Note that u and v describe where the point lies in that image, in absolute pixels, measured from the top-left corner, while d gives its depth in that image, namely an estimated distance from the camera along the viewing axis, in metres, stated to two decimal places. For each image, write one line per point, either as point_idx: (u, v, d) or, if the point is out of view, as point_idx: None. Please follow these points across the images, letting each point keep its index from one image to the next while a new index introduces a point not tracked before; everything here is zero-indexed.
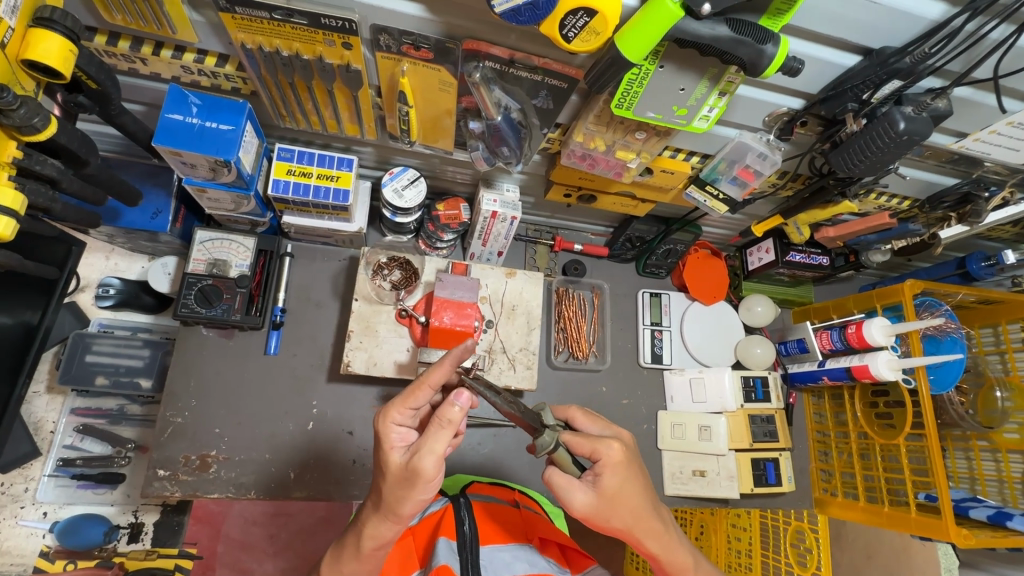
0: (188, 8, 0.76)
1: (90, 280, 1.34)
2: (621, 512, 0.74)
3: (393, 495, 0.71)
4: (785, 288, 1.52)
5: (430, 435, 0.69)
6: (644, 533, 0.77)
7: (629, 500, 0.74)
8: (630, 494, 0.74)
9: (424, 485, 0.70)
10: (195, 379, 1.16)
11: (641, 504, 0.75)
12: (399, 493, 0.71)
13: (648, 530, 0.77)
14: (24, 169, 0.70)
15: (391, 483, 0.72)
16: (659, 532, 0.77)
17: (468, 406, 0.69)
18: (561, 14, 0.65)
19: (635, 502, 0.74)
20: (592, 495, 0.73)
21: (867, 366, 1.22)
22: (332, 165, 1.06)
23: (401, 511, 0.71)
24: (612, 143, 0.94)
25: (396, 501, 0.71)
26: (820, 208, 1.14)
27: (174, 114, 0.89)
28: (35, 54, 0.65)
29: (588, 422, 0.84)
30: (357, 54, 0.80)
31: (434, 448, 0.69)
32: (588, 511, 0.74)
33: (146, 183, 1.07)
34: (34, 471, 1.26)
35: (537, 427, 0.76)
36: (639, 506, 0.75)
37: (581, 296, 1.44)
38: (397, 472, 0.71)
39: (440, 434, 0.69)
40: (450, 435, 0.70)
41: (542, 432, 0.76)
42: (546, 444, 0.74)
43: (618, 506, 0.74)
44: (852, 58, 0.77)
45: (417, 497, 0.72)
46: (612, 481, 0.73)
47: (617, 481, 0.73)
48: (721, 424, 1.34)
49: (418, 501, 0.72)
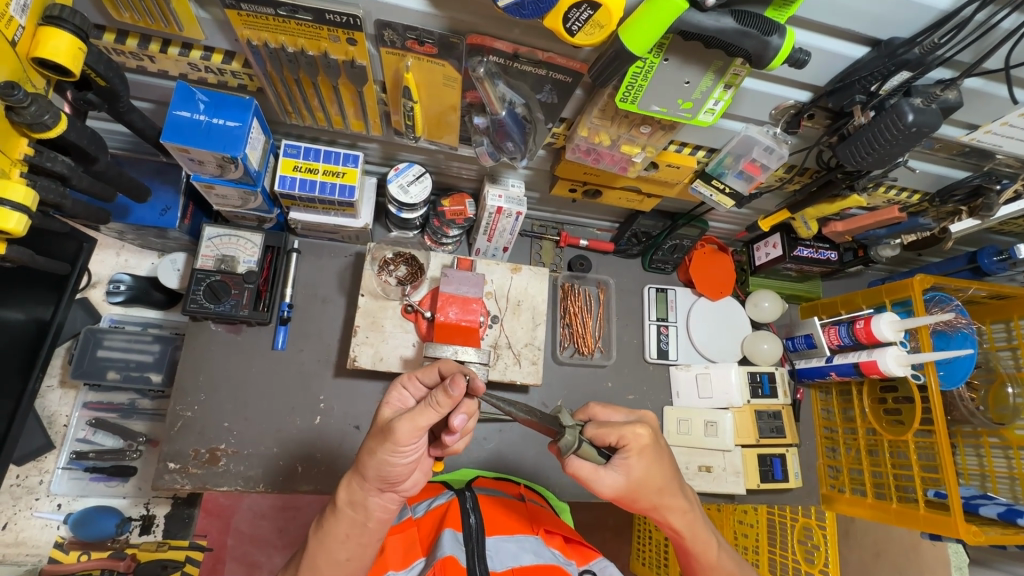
0: (194, 5, 0.76)
1: (101, 277, 1.35)
2: (649, 492, 0.77)
3: (368, 447, 0.74)
4: (791, 283, 1.52)
5: (420, 407, 0.70)
6: (670, 509, 0.80)
7: (655, 481, 0.76)
8: (658, 475, 0.76)
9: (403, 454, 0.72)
10: (204, 374, 1.18)
11: (668, 483, 0.78)
12: (372, 446, 0.73)
13: (674, 505, 0.80)
14: (36, 165, 0.71)
15: (373, 436, 0.75)
16: (686, 511, 0.81)
17: (459, 390, 0.69)
18: (565, 8, 0.65)
19: (662, 484, 0.77)
20: (622, 480, 0.75)
21: (875, 362, 1.22)
22: (338, 162, 1.07)
23: (367, 463, 0.73)
24: (617, 137, 0.93)
25: (368, 454, 0.73)
26: (828, 203, 1.13)
27: (182, 112, 0.90)
28: (45, 52, 0.66)
29: (611, 412, 0.86)
30: (362, 49, 0.80)
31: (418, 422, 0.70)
32: (618, 493, 0.76)
33: (155, 180, 1.08)
34: (48, 464, 1.27)
35: (557, 428, 0.75)
36: (666, 485, 0.77)
37: (586, 292, 1.44)
38: (381, 428, 0.74)
39: (428, 409, 0.70)
40: (434, 414, 0.70)
41: (562, 432, 0.75)
42: (569, 443, 0.74)
43: (644, 488, 0.76)
44: (860, 50, 0.76)
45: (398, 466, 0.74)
46: (641, 465, 0.75)
47: (643, 466, 0.75)
48: (727, 420, 1.33)
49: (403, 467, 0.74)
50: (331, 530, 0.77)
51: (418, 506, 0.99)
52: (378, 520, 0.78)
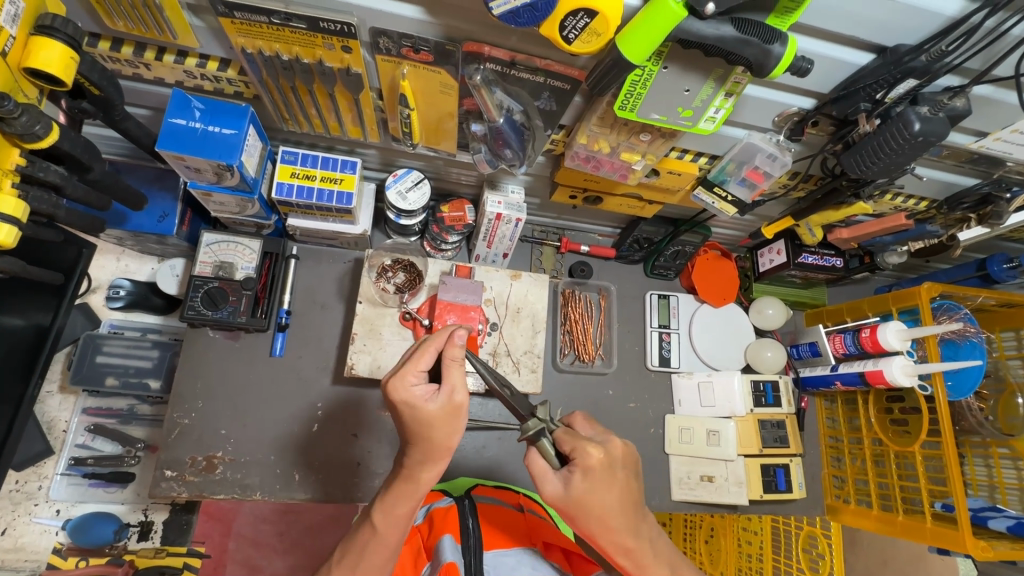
0: (187, 13, 0.75)
1: (101, 282, 1.35)
2: (589, 517, 0.73)
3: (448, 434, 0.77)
4: (796, 290, 1.50)
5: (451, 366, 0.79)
6: (610, 541, 0.75)
7: (598, 507, 0.72)
8: (601, 501, 0.72)
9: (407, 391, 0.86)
10: (202, 381, 1.17)
11: (613, 515, 0.73)
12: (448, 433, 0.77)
13: (614, 539, 0.74)
14: (28, 176, 0.70)
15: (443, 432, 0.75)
16: (630, 548, 0.74)
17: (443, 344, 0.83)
18: (562, 16, 0.64)
19: (605, 512, 0.72)
20: (561, 491, 0.73)
21: (881, 371, 1.20)
22: (335, 168, 1.07)
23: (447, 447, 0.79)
24: (616, 145, 0.91)
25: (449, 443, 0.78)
26: (832, 210, 1.11)
27: (178, 119, 0.89)
28: (36, 62, 0.65)
29: (587, 426, 0.83)
30: (357, 57, 0.79)
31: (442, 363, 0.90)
32: (557, 503, 0.74)
33: (153, 187, 1.08)
34: (47, 469, 1.26)
35: (525, 412, 0.79)
36: (608, 516, 0.73)
37: (587, 298, 1.42)
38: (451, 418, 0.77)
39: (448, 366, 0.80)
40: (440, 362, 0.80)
41: (529, 418, 0.79)
42: (529, 430, 0.77)
43: (585, 510, 0.73)
44: (865, 57, 0.74)
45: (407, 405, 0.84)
46: (581, 486, 0.72)
47: (586, 487, 0.72)
48: (729, 429, 1.31)
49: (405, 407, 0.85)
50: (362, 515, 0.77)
51: (417, 512, 0.98)
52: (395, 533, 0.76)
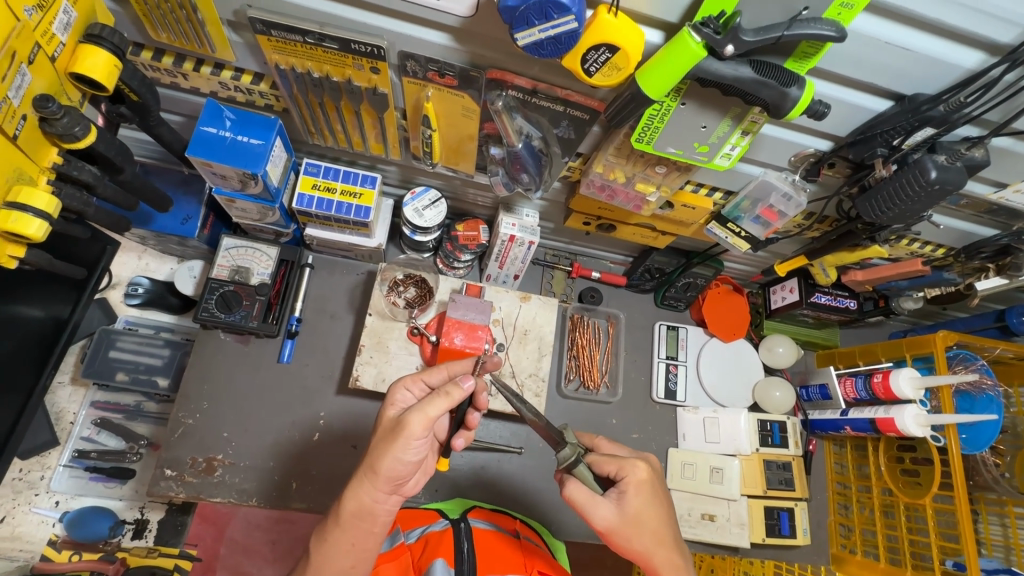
0: (227, 29, 0.79)
1: (121, 279, 1.38)
2: (643, 533, 0.77)
3: (383, 446, 0.78)
4: (807, 329, 1.48)
5: (428, 399, 0.76)
6: (662, 562, 0.78)
7: (650, 523, 0.77)
8: (652, 515, 0.77)
9: (402, 381, 0.86)
10: (209, 383, 1.18)
11: (665, 530, 0.78)
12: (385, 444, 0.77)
13: (667, 557, 0.78)
14: (63, 174, 0.73)
15: (385, 435, 0.79)
16: (680, 566, 0.79)
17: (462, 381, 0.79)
18: (584, 49, 0.66)
19: (658, 525, 0.77)
20: (616, 512, 0.76)
21: (893, 419, 1.18)
22: (355, 183, 1.10)
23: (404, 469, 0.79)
24: (631, 176, 0.92)
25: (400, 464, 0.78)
26: (847, 251, 1.11)
27: (209, 127, 0.92)
28: (82, 68, 0.69)
29: (614, 448, 0.89)
30: (384, 78, 0.82)
31: (445, 367, 0.90)
32: (610, 528, 0.77)
33: (179, 191, 1.11)
34: (51, 460, 1.27)
35: (559, 441, 0.81)
36: (661, 530, 0.78)
37: (596, 324, 1.42)
38: (392, 427, 0.79)
39: (438, 400, 0.76)
40: (443, 405, 0.76)
41: (563, 446, 0.81)
42: (566, 457, 0.80)
43: (639, 526, 0.77)
44: (883, 104, 0.75)
45: (394, 392, 0.85)
46: (637, 500, 0.77)
47: (639, 501, 0.77)
48: (733, 467, 1.29)
49: (393, 391, 0.86)
50: (336, 540, 0.78)
51: (411, 533, 0.97)
52: (382, 525, 0.80)
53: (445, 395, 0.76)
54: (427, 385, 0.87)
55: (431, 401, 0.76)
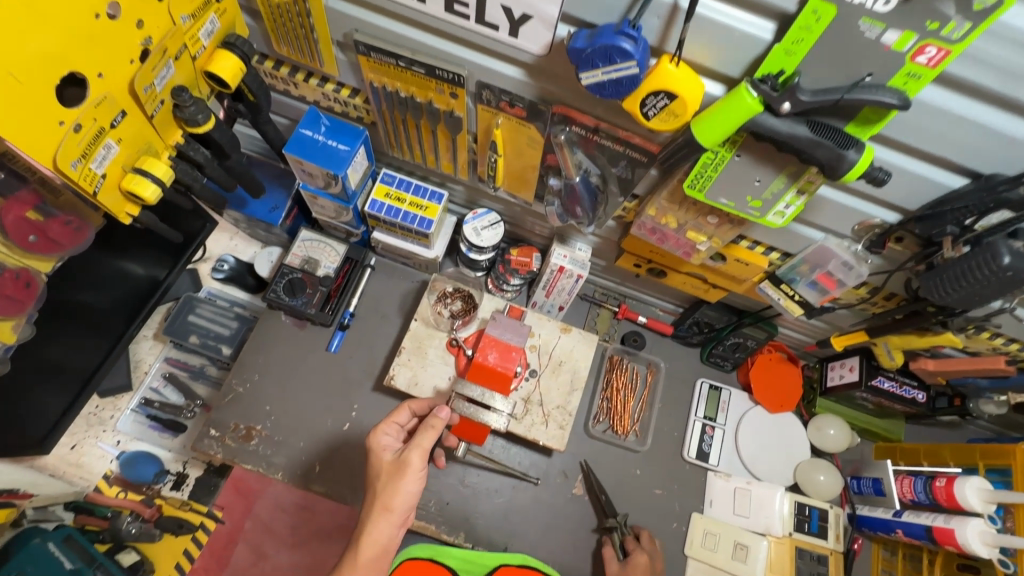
0: (336, 48, 0.90)
1: (212, 253, 1.54)
2: None
3: (387, 486, 0.91)
4: (866, 416, 1.37)
5: (422, 434, 0.92)
6: None
7: None
8: None
9: (381, 427, 0.97)
10: (263, 357, 1.29)
11: None
12: (390, 482, 0.91)
13: None
14: (181, 152, 0.86)
15: (386, 478, 0.92)
16: None
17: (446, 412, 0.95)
18: (643, 94, 0.69)
19: None
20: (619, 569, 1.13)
21: (952, 530, 1.05)
22: (423, 196, 1.19)
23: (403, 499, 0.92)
24: (683, 222, 0.93)
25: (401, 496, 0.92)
26: (916, 334, 1.03)
27: (306, 130, 1.05)
28: (215, 68, 0.82)
29: (650, 542, 1.18)
30: (461, 103, 0.90)
31: (407, 407, 1.04)
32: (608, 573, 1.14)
33: (273, 183, 1.26)
34: (123, 402, 1.42)
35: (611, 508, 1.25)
36: None
37: (635, 369, 1.39)
38: (391, 468, 0.92)
39: (431, 434, 0.92)
40: (434, 435, 0.93)
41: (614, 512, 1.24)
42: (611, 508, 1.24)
43: None
44: (957, 180, 0.71)
45: (377, 438, 0.96)
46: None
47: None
48: (761, 548, 1.20)
49: (374, 437, 0.96)
50: None
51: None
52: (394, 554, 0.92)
53: (434, 427, 0.93)
54: (401, 425, 1.01)
55: (424, 436, 0.92)
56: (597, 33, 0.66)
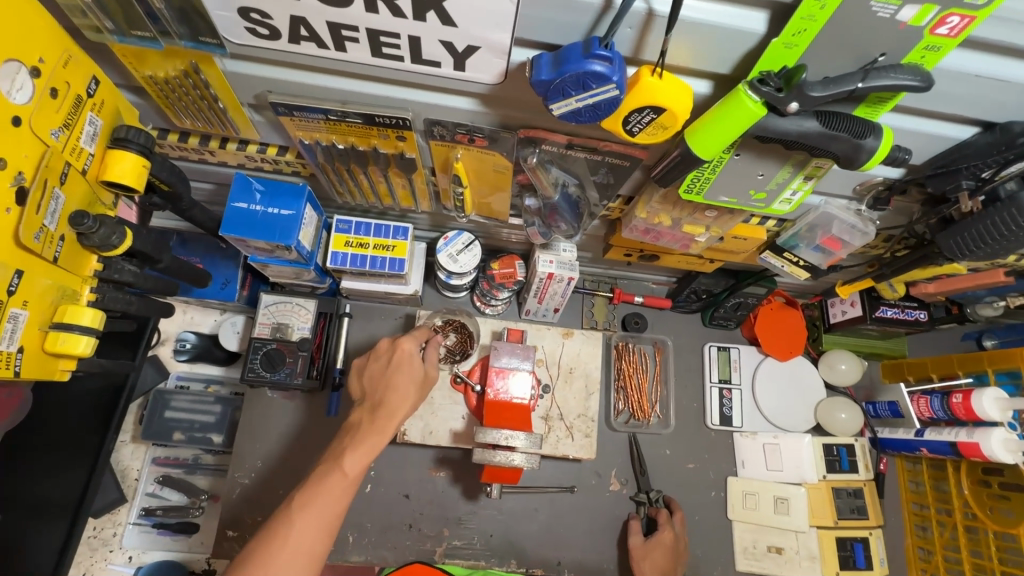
0: (249, 110, 0.76)
1: (169, 334, 1.40)
2: (645, 560, 1.12)
3: (415, 384, 0.92)
4: (873, 341, 1.38)
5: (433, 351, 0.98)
6: (651, 564, 1.12)
7: (651, 564, 1.11)
8: (655, 561, 1.12)
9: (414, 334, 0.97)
10: (261, 441, 1.20)
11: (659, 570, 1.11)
12: (419, 387, 0.93)
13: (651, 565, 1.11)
14: (104, 278, 0.73)
15: (416, 376, 0.92)
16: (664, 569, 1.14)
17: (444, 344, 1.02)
18: (626, 112, 0.60)
19: (655, 564, 1.11)
20: (639, 540, 1.15)
21: (977, 444, 1.08)
22: (388, 236, 1.08)
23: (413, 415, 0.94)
24: (678, 219, 0.86)
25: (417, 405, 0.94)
26: (919, 270, 1.01)
27: (239, 202, 0.91)
28: (113, 175, 0.67)
29: (679, 521, 1.19)
30: (411, 144, 0.78)
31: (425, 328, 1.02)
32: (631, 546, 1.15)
33: (216, 256, 1.12)
34: (122, 517, 1.31)
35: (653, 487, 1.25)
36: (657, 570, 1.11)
37: (641, 350, 1.37)
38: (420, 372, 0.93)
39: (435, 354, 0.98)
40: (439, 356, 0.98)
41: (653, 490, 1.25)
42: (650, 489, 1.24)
43: (647, 556, 1.12)
44: (970, 132, 0.65)
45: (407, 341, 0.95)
46: (651, 553, 1.13)
47: (654, 554, 1.13)
48: (800, 497, 1.23)
49: (408, 341, 0.95)
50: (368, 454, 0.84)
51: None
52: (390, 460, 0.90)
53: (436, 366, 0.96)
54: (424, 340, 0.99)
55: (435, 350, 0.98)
56: (562, 58, 0.55)
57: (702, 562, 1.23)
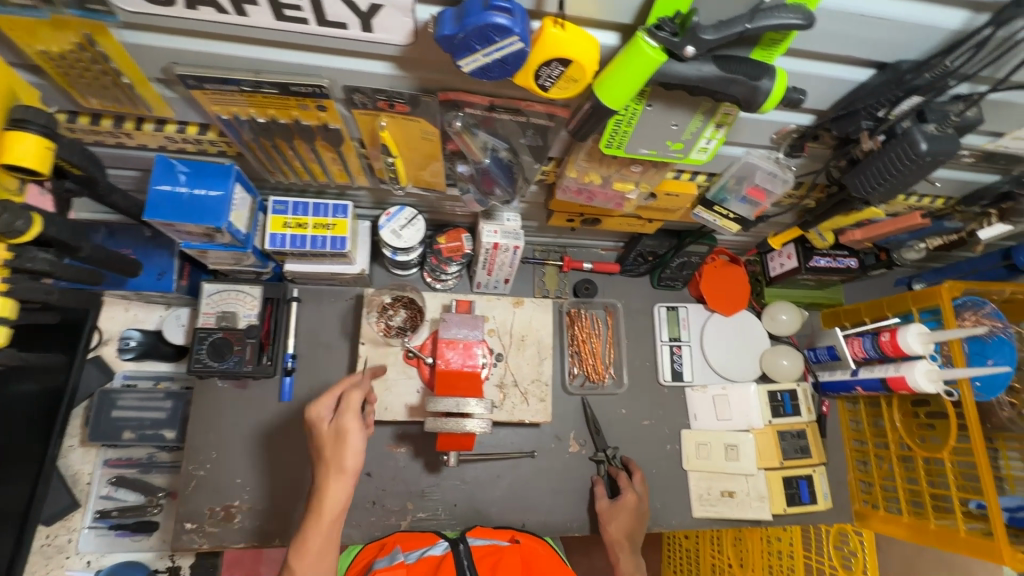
0: (158, 87, 0.74)
1: (112, 333, 1.35)
2: (612, 522, 1.18)
3: (339, 442, 0.88)
4: (810, 291, 1.44)
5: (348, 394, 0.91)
6: (616, 527, 1.17)
7: (617, 526, 1.17)
8: (620, 525, 1.17)
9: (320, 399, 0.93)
10: (214, 432, 1.18)
11: (625, 531, 1.17)
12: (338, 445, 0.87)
13: (617, 526, 1.17)
14: (17, 267, 0.70)
15: (333, 439, 0.88)
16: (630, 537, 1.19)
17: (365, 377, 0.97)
18: (535, 66, 0.61)
19: (620, 527, 1.17)
20: (605, 504, 1.20)
21: (903, 377, 1.16)
22: (327, 214, 1.06)
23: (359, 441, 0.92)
24: (608, 176, 0.88)
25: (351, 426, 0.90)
26: (843, 216, 1.06)
27: (162, 185, 0.88)
28: (13, 157, 0.65)
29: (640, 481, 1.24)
30: (332, 114, 0.78)
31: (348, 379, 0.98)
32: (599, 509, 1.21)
33: (150, 246, 1.09)
34: (76, 522, 1.28)
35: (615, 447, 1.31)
36: (622, 533, 1.17)
37: (593, 316, 1.40)
38: (333, 435, 0.88)
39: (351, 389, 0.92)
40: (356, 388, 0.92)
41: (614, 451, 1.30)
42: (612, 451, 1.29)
43: (613, 519, 1.18)
44: (865, 73, 0.69)
45: (317, 411, 0.91)
46: (615, 515, 1.18)
47: (618, 517, 1.18)
48: (748, 442, 1.30)
49: (315, 407, 0.91)
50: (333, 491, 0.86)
51: (410, 553, 1.01)
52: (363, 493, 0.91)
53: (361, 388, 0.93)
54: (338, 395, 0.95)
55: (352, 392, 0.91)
56: (464, 12, 0.56)
57: (659, 511, 1.29)
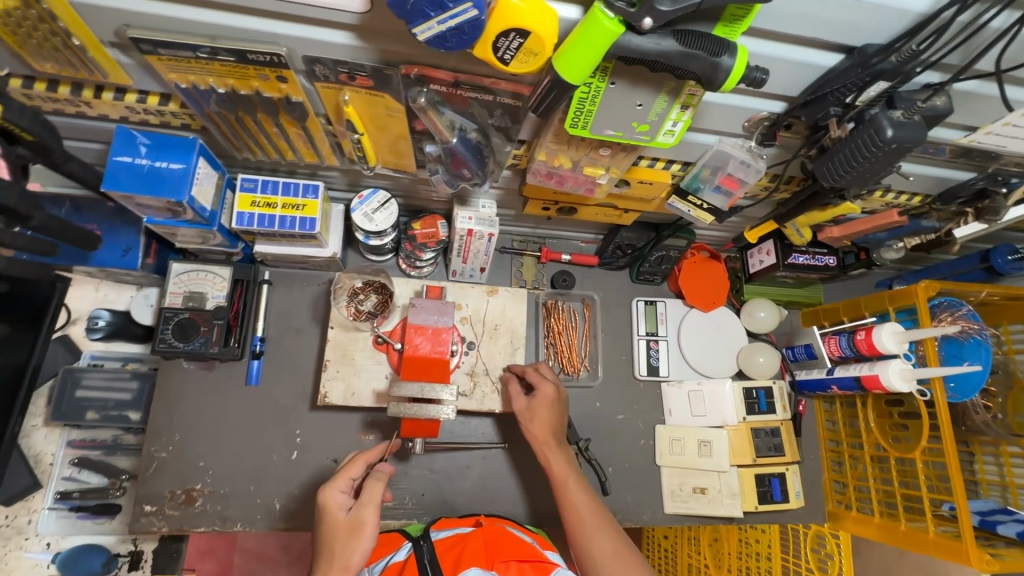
0: (113, 50, 0.72)
1: (80, 312, 1.33)
2: (533, 421, 1.10)
3: (355, 524, 0.87)
4: (790, 290, 1.43)
5: (370, 489, 0.91)
6: (540, 424, 1.09)
7: (541, 420, 1.09)
8: (544, 420, 1.09)
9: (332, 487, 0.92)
10: (179, 414, 1.16)
11: (549, 428, 1.09)
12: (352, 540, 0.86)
13: (539, 423, 1.09)
14: None
15: (349, 529, 0.87)
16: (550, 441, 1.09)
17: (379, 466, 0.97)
18: (492, 37, 0.60)
19: (543, 423, 1.09)
20: (523, 401, 1.12)
21: (877, 376, 1.14)
22: (296, 194, 1.04)
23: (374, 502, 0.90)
24: (577, 160, 0.87)
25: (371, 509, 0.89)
26: (818, 211, 1.06)
27: (123, 156, 0.86)
28: None
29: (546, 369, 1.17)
30: (294, 86, 0.76)
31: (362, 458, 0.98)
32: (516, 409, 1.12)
33: (115, 222, 1.07)
34: (36, 503, 1.26)
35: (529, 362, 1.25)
36: (547, 430, 1.09)
37: (570, 308, 1.39)
38: (349, 525, 0.87)
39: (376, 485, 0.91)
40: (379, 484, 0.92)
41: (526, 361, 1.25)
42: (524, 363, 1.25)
43: (535, 415, 1.10)
44: (832, 58, 0.68)
45: (329, 497, 0.91)
46: (539, 407, 1.10)
47: (543, 414, 1.10)
48: (722, 440, 1.28)
49: (329, 494, 0.91)
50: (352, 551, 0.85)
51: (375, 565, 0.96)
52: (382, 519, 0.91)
53: (381, 479, 0.93)
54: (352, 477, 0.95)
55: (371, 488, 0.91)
56: None
57: (631, 506, 1.27)
